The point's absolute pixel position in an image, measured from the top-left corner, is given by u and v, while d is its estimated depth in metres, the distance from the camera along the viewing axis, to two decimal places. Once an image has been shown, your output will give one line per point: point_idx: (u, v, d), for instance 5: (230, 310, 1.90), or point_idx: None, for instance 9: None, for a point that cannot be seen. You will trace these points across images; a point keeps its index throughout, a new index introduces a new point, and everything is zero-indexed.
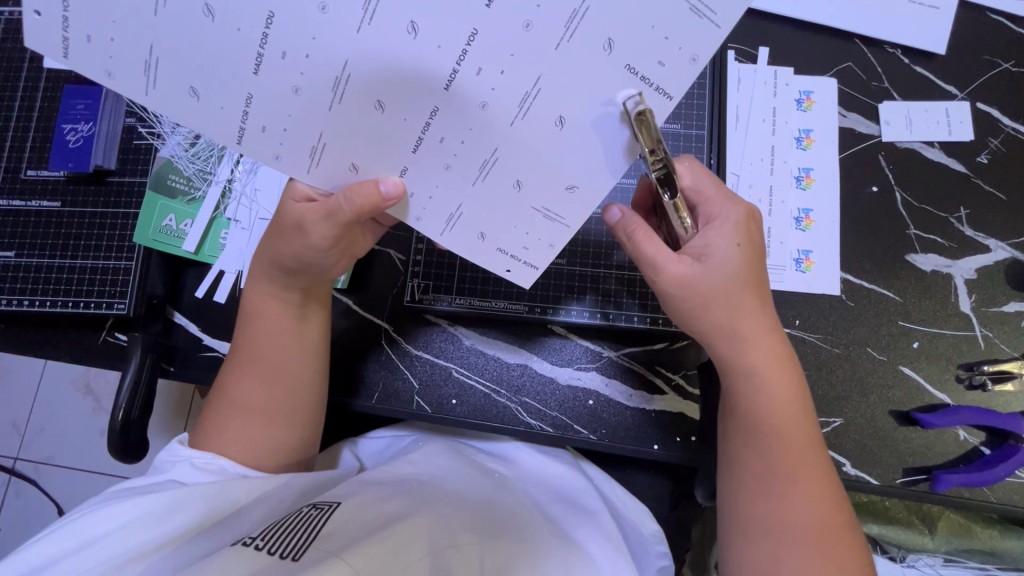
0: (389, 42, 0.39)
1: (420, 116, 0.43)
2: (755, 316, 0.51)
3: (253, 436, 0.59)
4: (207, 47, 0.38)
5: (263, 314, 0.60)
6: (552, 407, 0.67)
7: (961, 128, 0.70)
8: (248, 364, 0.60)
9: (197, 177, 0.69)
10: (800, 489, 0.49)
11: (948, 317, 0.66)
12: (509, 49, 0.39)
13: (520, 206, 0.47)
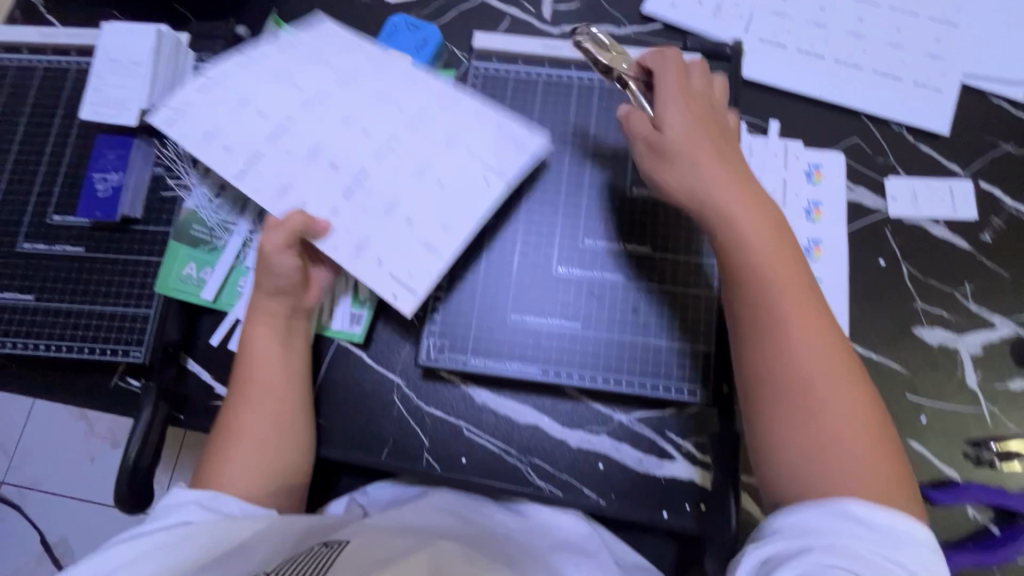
0: (363, 149, 0.64)
1: (361, 181, 0.63)
2: (732, 162, 0.56)
3: (263, 463, 0.59)
4: (258, 126, 0.64)
5: (265, 341, 0.63)
6: (561, 469, 0.67)
7: (965, 206, 0.73)
8: (250, 391, 0.61)
9: (219, 227, 0.70)
10: (801, 332, 0.50)
11: (955, 392, 0.67)
12: (411, 151, 0.64)
13: (409, 240, 0.61)
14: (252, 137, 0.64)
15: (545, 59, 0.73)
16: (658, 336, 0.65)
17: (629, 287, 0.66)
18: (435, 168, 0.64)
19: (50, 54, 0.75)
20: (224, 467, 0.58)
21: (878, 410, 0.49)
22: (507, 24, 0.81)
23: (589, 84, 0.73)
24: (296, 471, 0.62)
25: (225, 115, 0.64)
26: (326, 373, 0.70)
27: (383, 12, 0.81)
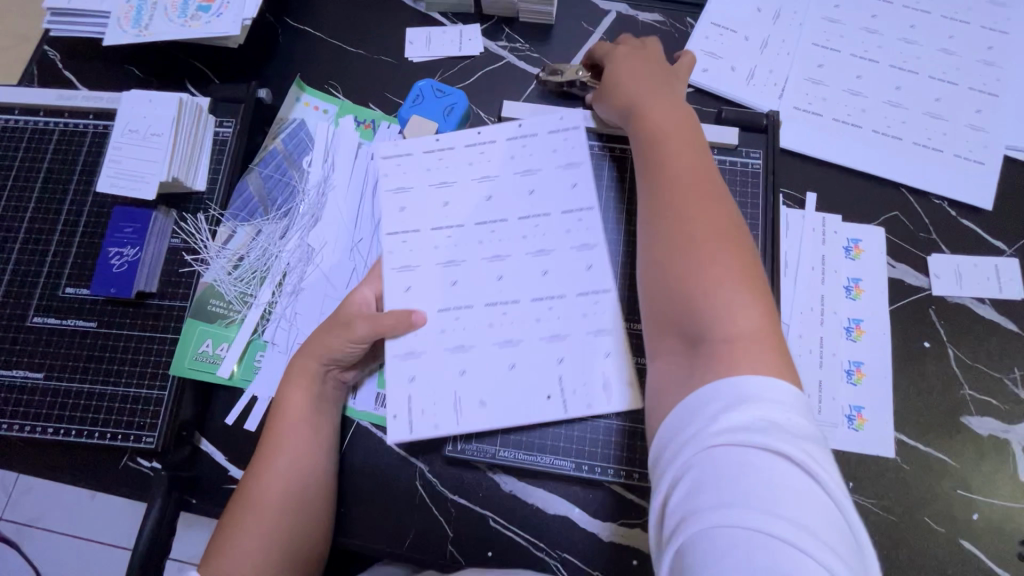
0: (487, 286, 0.62)
1: (463, 300, 0.62)
2: (684, 131, 0.55)
3: (276, 531, 0.56)
4: (451, 171, 0.65)
5: (290, 400, 0.61)
6: (592, 564, 0.64)
7: (1012, 286, 0.70)
8: (270, 455, 0.59)
9: (237, 300, 0.69)
10: (700, 210, 0.49)
11: (1008, 487, 0.64)
12: (544, 306, 0.61)
13: (450, 386, 0.60)
14: (422, 181, 0.66)
15: None
16: None
17: None
18: (551, 331, 0.60)
19: (66, 115, 0.74)
20: (239, 536, 0.55)
21: (791, 361, 0.42)
22: (534, 88, 0.80)
23: (621, 155, 0.71)
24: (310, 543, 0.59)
25: (421, 158, 0.66)
26: (346, 456, 0.67)
27: (408, 74, 0.80)
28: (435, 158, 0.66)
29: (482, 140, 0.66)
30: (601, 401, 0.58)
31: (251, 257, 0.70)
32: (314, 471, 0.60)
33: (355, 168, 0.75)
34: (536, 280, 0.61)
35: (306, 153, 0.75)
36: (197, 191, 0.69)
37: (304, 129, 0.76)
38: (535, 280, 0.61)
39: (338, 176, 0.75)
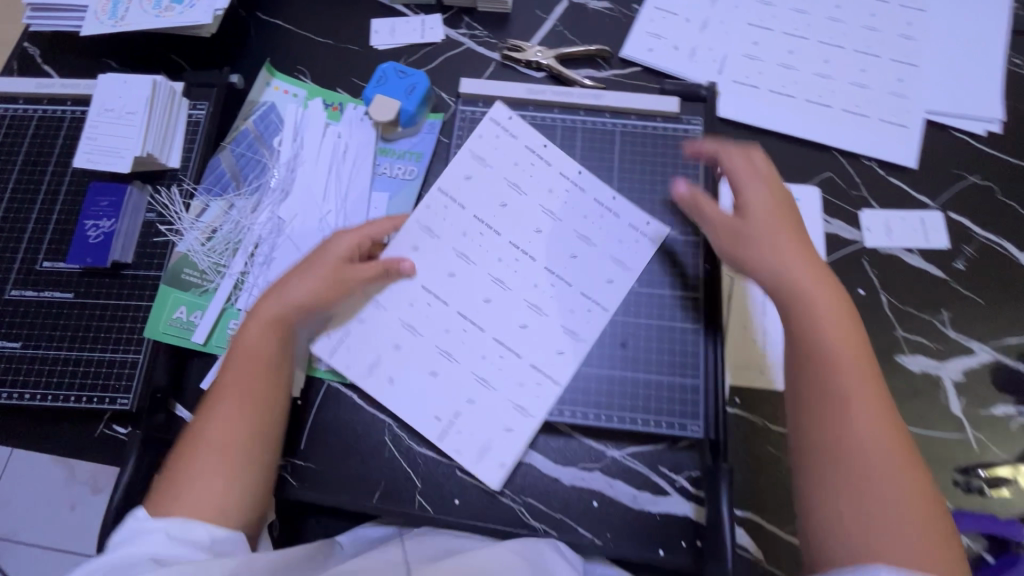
0: (488, 295, 0.69)
1: (447, 287, 0.70)
2: (843, 319, 0.54)
3: (219, 462, 0.55)
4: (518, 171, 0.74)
5: (250, 336, 0.62)
6: (555, 508, 0.66)
7: (937, 236, 0.75)
8: (224, 388, 0.59)
9: (211, 270, 0.72)
10: (870, 401, 0.50)
11: (941, 419, 0.68)
12: (520, 323, 0.68)
13: (387, 339, 0.69)
14: (503, 165, 0.74)
15: (529, 103, 0.77)
16: (646, 370, 0.66)
17: (616, 319, 0.68)
18: (502, 361, 0.67)
19: (45, 103, 0.77)
20: (182, 467, 0.54)
21: (936, 505, 0.47)
22: (493, 69, 0.85)
23: (572, 125, 0.76)
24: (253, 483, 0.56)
25: (513, 153, 0.74)
26: (316, 415, 0.70)
27: (373, 59, 0.85)
28: (519, 164, 0.74)
29: (539, 152, 0.74)
30: (516, 423, 0.66)
31: (224, 229, 0.73)
32: (269, 408, 0.60)
33: (323, 145, 0.79)
34: (529, 266, 0.70)
35: (276, 132, 0.79)
36: (171, 168, 0.73)
37: (274, 111, 0.80)
38: (524, 290, 0.69)
39: (306, 153, 0.79)
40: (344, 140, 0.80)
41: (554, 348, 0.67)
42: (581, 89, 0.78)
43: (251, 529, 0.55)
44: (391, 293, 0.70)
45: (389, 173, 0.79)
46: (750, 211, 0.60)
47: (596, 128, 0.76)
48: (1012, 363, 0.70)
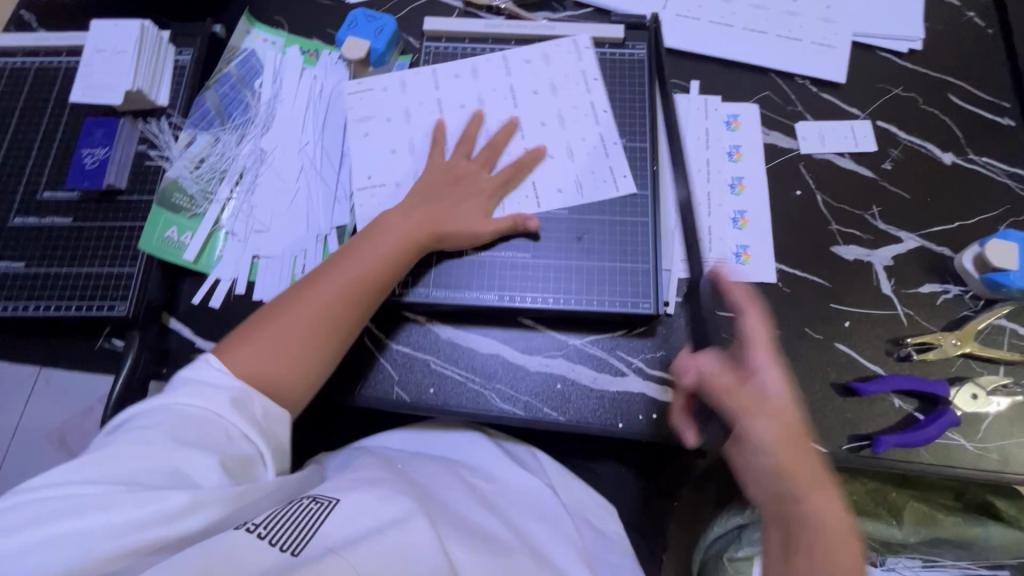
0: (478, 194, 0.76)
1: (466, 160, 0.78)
2: (816, 472, 0.51)
3: (319, 322, 0.64)
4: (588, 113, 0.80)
5: (403, 223, 0.70)
6: (522, 392, 0.72)
7: (866, 141, 0.82)
8: (354, 254, 0.67)
9: (199, 196, 0.78)
10: (831, 509, 0.49)
11: (873, 298, 0.74)
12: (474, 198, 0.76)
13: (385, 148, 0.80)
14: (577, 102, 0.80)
15: (488, 36, 0.85)
16: (597, 259, 0.74)
17: (568, 218, 0.75)
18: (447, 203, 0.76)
19: (41, 55, 0.84)
20: (293, 308, 0.64)
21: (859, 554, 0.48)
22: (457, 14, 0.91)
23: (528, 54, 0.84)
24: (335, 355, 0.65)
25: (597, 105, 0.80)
26: None
27: (344, 8, 0.91)
28: (576, 118, 0.79)
29: (591, 95, 0.80)
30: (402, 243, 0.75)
31: (211, 159, 0.80)
32: (369, 303, 0.67)
33: (301, 86, 0.86)
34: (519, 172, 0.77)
35: (256, 75, 0.86)
36: (160, 106, 0.80)
37: (254, 56, 0.86)
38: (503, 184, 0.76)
39: (285, 93, 0.85)
40: (319, 81, 0.86)
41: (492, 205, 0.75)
42: (536, 24, 0.85)
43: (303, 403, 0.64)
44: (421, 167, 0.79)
45: None
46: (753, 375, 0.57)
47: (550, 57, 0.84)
48: (936, 248, 0.77)
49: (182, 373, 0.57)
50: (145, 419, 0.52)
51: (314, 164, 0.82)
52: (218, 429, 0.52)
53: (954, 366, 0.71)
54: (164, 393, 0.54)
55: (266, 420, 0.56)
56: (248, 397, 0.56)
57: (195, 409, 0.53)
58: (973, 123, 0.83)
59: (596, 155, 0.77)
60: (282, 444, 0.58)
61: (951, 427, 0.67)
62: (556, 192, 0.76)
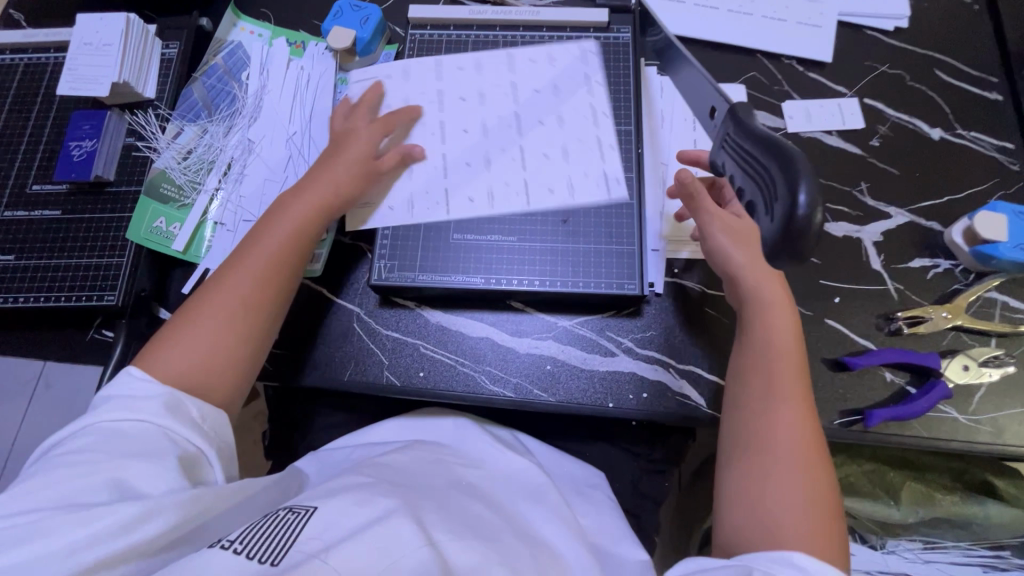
0: (475, 195, 0.76)
1: (471, 158, 0.78)
2: (789, 385, 0.57)
3: (227, 331, 0.60)
4: (580, 109, 0.80)
5: (291, 212, 0.68)
6: (512, 373, 0.72)
7: (853, 118, 0.82)
8: (247, 253, 0.64)
9: (187, 186, 0.78)
10: (789, 413, 0.56)
11: (863, 274, 0.74)
12: (469, 199, 0.75)
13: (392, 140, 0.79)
14: (568, 96, 0.80)
15: (473, 23, 0.85)
16: (583, 241, 0.73)
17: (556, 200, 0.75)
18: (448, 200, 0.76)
19: (29, 52, 0.84)
20: (198, 320, 0.59)
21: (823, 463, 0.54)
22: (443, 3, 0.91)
23: (513, 40, 0.84)
24: (253, 363, 0.61)
25: (591, 103, 0.80)
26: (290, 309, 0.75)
27: None
28: (569, 112, 0.80)
29: (581, 90, 0.81)
30: (399, 239, 0.75)
31: (199, 150, 0.80)
32: (276, 291, 0.64)
33: (287, 77, 0.86)
34: (518, 172, 0.76)
35: (243, 67, 0.86)
36: (147, 98, 0.80)
37: (241, 48, 0.87)
38: (501, 185, 0.76)
39: (272, 84, 0.85)
40: (306, 72, 0.87)
41: (486, 203, 0.75)
42: (521, 10, 0.86)
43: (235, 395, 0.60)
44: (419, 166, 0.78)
45: None
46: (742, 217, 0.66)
47: (535, 41, 0.84)
48: (926, 223, 0.76)
49: (105, 391, 0.55)
50: (72, 444, 0.50)
51: (302, 153, 0.82)
52: (149, 440, 0.50)
53: (946, 339, 0.70)
54: (90, 412, 0.52)
55: (204, 421, 0.55)
56: (181, 400, 0.54)
57: (125, 424, 0.51)
58: (961, 98, 0.83)
59: (587, 143, 0.78)
60: (226, 446, 0.57)
61: (942, 399, 0.67)
62: (548, 191, 0.75)
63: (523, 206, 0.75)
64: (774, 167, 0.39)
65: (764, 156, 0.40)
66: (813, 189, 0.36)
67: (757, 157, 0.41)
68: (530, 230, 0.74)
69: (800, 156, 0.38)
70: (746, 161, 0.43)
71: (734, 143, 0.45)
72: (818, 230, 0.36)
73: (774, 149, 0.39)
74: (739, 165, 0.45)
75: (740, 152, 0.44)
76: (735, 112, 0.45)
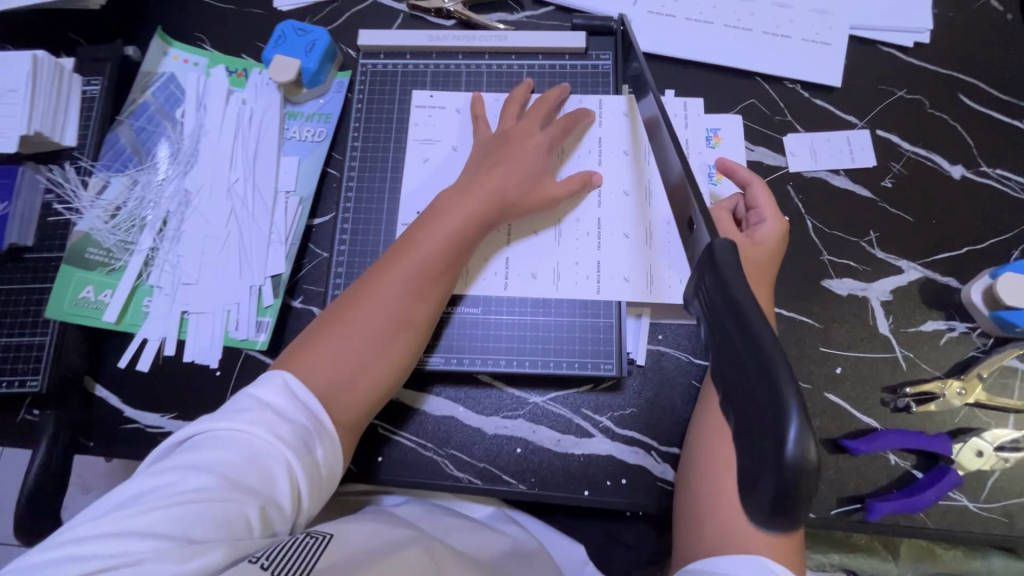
0: (542, 267, 0.68)
1: (544, 226, 0.69)
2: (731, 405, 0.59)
3: (373, 349, 0.57)
4: (625, 143, 0.72)
5: (453, 217, 0.62)
6: (479, 458, 0.65)
7: (864, 154, 0.73)
8: (400, 259, 0.60)
9: (117, 248, 0.71)
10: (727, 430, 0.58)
11: (870, 339, 0.67)
12: (533, 274, 0.68)
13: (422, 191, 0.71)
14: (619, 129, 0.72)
15: (432, 50, 0.76)
16: (550, 311, 0.67)
17: (531, 255, 0.68)
18: (512, 273, 0.68)
19: None
20: (343, 331, 0.57)
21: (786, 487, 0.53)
22: (402, 21, 0.80)
23: (478, 69, 0.76)
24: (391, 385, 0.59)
25: (643, 133, 0.72)
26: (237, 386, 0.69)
27: (274, 19, 0.81)
28: (611, 150, 0.72)
29: (613, 118, 0.73)
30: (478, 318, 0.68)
31: (129, 205, 0.72)
32: (428, 303, 0.61)
33: (228, 114, 0.77)
34: (589, 241, 0.68)
35: (177, 105, 0.77)
36: (66, 147, 0.72)
37: (174, 82, 0.77)
38: (570, 258, 0.68)
39: (210, 123, 0.76)
40: (249, 107, 0.77)
41: (554, 276, 0.67)
42: (487, 34, 0.75)
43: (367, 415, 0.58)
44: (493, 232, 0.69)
45: (298, 137, 0.77)
46: (762, 245, 0.63)
47: (503, 70, 0.76)
48: (941, 279, 0.68)
49: (256, 387, 0.51)
50: (208, 450, 0.46)
51: (245, 205, 0.74)
52: (274, 482, 0.46)
53: (958, 415, 0.64)
54: (237, 415, 0.48)
55: (324, 468, 0.51)
56: (312, 440, 0.51)
57: (260, 449, 0.47)
58: (988, 128, 0.73)
59: (614, 186, 0.70)
60: (334, 474, 0.53)
61: (953, 488, 0.60)
62: (622, 238, 0.68)
63: (597, 261, 0.68)
64: (754, 384, 0.27)
65: (747, 358, 0.28)
66: (804, 444, 0.25)
67: (737, 351, 0.29)
68: (612, 287, 0.66)
69: (792, 383, 0.26)
70: (721, 344, 0.30)
71: (714, 311, 0.32)
72: (813, 487, 0.25)
73: (760, 356, 0.27)
74: (710, 341, 0.32)
75: (717, 328, 0.31)
76: (722, 271, 0.32)
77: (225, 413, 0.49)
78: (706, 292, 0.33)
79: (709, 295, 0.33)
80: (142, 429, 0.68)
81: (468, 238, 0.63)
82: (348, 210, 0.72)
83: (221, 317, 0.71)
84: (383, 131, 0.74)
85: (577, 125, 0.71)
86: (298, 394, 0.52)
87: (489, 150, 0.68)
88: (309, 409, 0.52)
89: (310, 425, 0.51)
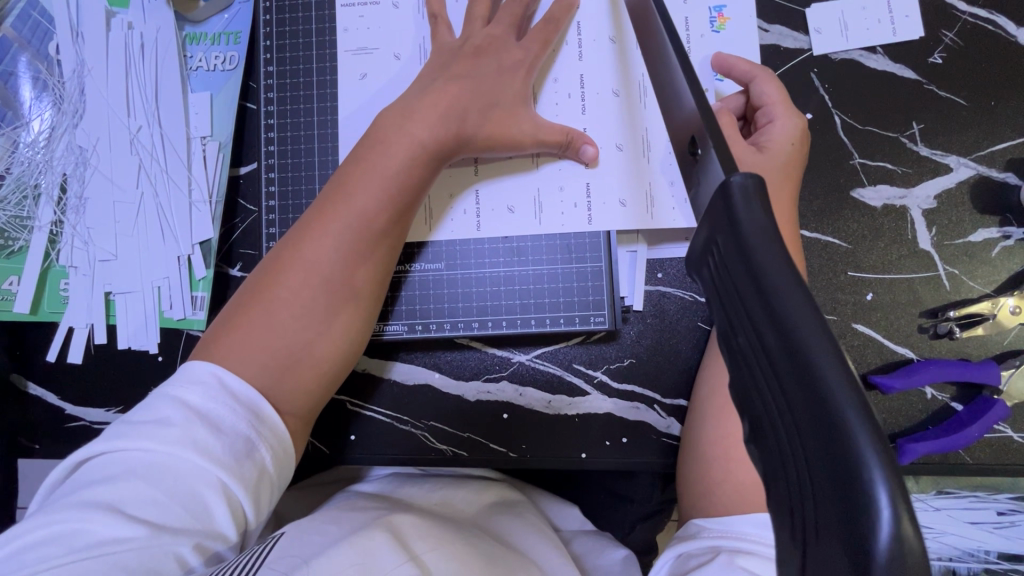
0: (517, 199, 0.57)
1: None
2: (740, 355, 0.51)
3: (310, 320, 0.48)
4: (606, 33, 0.57)
5: (393, 152, 0.51)
6: (462, 427, 0.58)
7: (907, 23, 0.58)
8: (331, 211, 0.50)
9: (12, 225, 0.61)
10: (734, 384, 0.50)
11: (907, 256, 0.56)
12: (508, 209, 0.56)
13: (361, 118, 0.58)
14: (599, 15, 0.57)
15: None
16: (528, 258, 0.57)
17: (501, 188, 0.57)
18: (484, 208, 0.57)
19: None
20: (270, 303, 0.47)
21: None
22: None
23: None
24: (346, 358, 0.51)
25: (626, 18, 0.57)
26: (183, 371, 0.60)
27: None
28: (592, 44, 0.57)
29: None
30: (445, 268, 0.58)
31: (15, 171, 0.61)
32: (373, 260, 0.51)
33: (110, 43, 0.61)
34: (571, 165, 0.56)
35: (47, 37, 0.62)
36: None
37: (36, 6, 0.62)
38: (548, 188, 0.56)
39: (91, 58, 0.61)
40: (136, 32, 0.62)
41: (531, 209, 0.56)
42: None
43: (320, 398, 0.50)
44: (453, 166, 0.57)
45: (204, 66, 0.62)
46: (772, 148, 0.51)
47: None
48: (997, 176, 0.56)
49: (173, 390, 0.42)
50: (116, 479, 0.38)
51: (154, 158, 0.61)
52: (206, 504, 0.39)
53: (1007, 336, 0.55)
54: (149, 430, 0.40)
55: (271, 474, 0.43)
56: (252, 444, 0.42)
57: (183, 469, 0.39)
58: None
59: (600, 88, 0.57)
60: (284, 471, 0.45)
61: (999, 420, 0.53)
62: (614, 152, 0.56)
63: (584, 185, 0.56)
64: (810, 448, 0.21)
65: (800, 407, 0.21)
66: (904, 536, 0.18)
67: (784, 394, 0.22)
68: (602, 215, 0.55)
69: (876, 450, 0.19)
70: (758, 373, 0.24)
71: (745, 321, 0.24)
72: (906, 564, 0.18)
73: (826, 413, 0.20)
74: (738, 365, 0.25)
75: (750, 348, 0.24)
76: (759, 268, 0.24)
77: (135, 428, 0.40)
78: (732, 287, 0.25)
79: (738, 294, 0.25)
80: (88, 427, 0.61)
81: (414, 176, 0.51)
82: (271, 155, 0.59)
83: (150, 296, 0.61)
84: (303, 47, 0.59)
85: (557, 33, 0.56)
86: (226, 387, 0.43)
87: (450, 61, 0.54)
88: (245, 408, 0.43)
89: (247, 427, 0.42)
